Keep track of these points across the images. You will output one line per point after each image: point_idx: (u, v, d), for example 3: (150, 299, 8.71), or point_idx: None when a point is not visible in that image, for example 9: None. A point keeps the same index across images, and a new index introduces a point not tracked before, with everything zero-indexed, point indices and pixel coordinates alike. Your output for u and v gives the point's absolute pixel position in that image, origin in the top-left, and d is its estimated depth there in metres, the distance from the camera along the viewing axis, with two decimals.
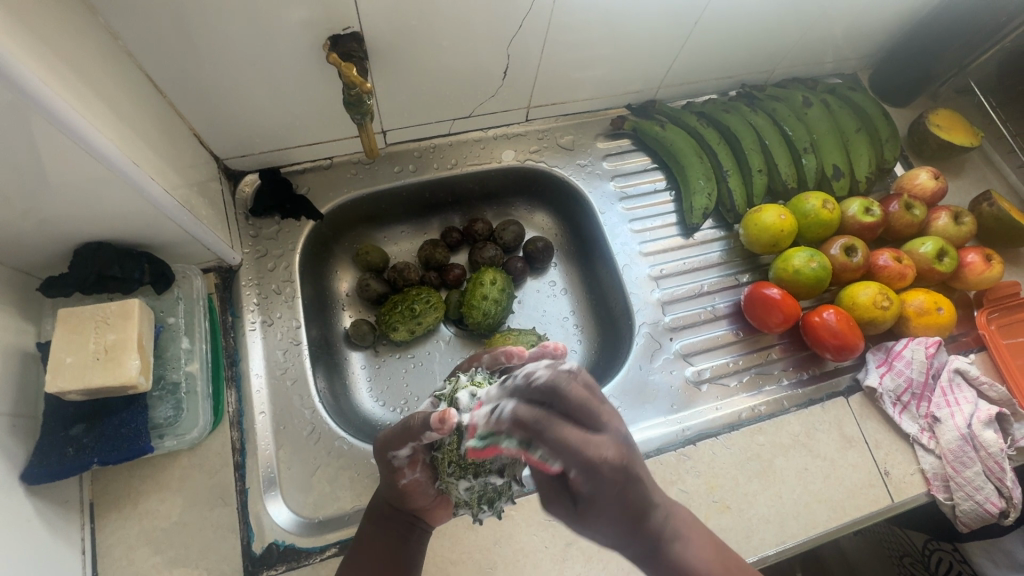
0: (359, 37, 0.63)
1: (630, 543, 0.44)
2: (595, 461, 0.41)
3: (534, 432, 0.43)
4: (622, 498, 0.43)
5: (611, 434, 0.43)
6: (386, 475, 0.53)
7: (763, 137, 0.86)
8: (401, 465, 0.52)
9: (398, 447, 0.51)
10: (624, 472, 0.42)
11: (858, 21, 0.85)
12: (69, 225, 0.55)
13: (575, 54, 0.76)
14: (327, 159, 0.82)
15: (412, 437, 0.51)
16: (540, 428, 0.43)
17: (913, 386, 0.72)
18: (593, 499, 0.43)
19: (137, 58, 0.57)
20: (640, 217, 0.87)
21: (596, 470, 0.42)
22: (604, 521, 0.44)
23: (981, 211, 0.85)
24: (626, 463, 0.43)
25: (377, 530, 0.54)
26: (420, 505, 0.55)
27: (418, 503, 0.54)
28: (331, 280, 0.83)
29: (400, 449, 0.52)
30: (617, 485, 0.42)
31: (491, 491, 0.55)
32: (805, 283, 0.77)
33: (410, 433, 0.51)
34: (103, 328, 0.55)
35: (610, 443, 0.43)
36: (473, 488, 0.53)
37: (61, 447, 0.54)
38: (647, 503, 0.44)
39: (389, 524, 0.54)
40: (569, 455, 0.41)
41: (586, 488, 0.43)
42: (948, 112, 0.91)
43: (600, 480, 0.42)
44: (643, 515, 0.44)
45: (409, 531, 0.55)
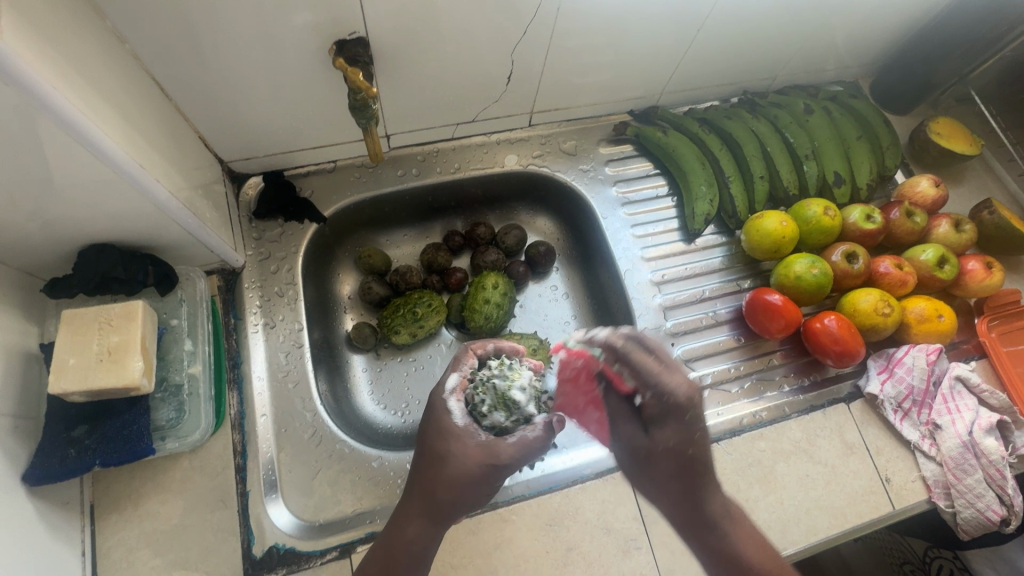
0: (364, 42, 0.63)
1: (684, 489, 0.52)
2: (672, 389, 0.53)
3: (620, 354, 0.56)
4: (682, 436, 0.52)
5: (685, 376, 0.54)
6: (479, 486, 0.52)
7: (765, 143, 0.86)
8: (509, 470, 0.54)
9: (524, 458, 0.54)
10: (691, 410, 0.52)
11: (859, 29, 0.86)
12: (74, 227, 0.55)
13: (579, 60, 0.76)
14: (330, 162, 0.82)
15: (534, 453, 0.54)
16: (625, 352, 0.56)
17: (914, 393, 0.72)
18: (661, 427, 0.54)
19: (144, 61, 0.58)
20: (642, 222, 0.87)
21: (668, 397, 0.53)
22: (666, 457, 0.53)
23: (981, 219, 0.85)
24: (695, 403, 0.53)
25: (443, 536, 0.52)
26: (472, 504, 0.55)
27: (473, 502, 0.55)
28: (333, 282, 0.84)
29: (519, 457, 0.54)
30: (684, 418, 0.53)
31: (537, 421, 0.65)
32: (806, 289, 0.77)
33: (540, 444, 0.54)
34: (106, 330, 0.55)
35: (686, 381, 0.54)
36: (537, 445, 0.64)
37: (63, 448, 0.54)
38: (704, 455, 0.53)
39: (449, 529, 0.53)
40: (647, 376, 0.54)
41: (657, 413, 0.54)
42: (948, 120, 0.92)
43: (672, 406, 0.53)
44: (700, 468, 0.52)
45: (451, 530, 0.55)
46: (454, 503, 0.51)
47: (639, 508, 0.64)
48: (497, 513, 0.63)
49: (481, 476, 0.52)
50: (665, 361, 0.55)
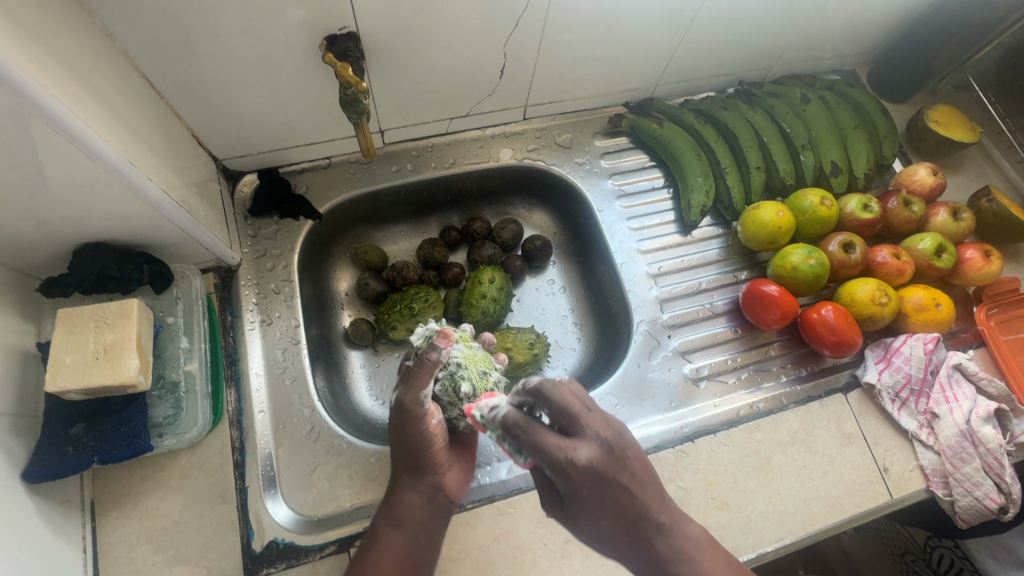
0: (355, 37, 0.63)
1: (623, 549, 0.47)
2: (564, 463, 0.46)
3: (516, 435, 0.48)
4: (597, 506, 0.46)
5: (589, 440, 0.47)
6: (411, 427, 0.55)
7: (761, 134, 0.86)
8: (424, 402, 0.55)
9: (423, 383, 0.56)
10: (595, 473, 0.46)
11: (855, 17, 0.85)
12: (69, 227, 0.55)
13: (572, 52, 0.76)
14: (326, 159, 0.82)
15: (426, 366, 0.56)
16: (520, 433, 0.48)
17: (912, 382, 0.72)
18: (574, 502, 0.47)
19: (135, 60, 0.58)
20: (639, 215, 0.87)
21: (567, 475, 0.46)
22: (593, 524, 0.47)
23: (980, 207, 0.84)
24: (603, 468, 0.46)
25: (419, 496, 0.54)
26: (440, 463, 0.56)
27: (441, 461, 0.56)
28: (330, 279, 0.84)
29: (425, 387, 0.56)
30: (597, 483, 0.46)
31: (485, 385, 0.60)
32: (802, 280, 0.77)
33: (429, 368, 0.56)
34: (102, 328, 0.56)
35: (587, 448, 0.47)
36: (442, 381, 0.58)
37: (62, 446, 0.54)
38: (632, 513, 0.46)
39: (429, 493, 0.54)
40: (543, 457, 0.47)
41: (565, 488, 0.47)
42: (946, 107, 0.91)
43: (572, 481, 0.46)
44: (632, 525, 0.46)
45: (448, 501, 0.55)
46: (404, 455, 0.55)
47: None
48: (494, 506, 0.63)
49: (404, 421, 0.55)
50: (570, 419, 0.49)
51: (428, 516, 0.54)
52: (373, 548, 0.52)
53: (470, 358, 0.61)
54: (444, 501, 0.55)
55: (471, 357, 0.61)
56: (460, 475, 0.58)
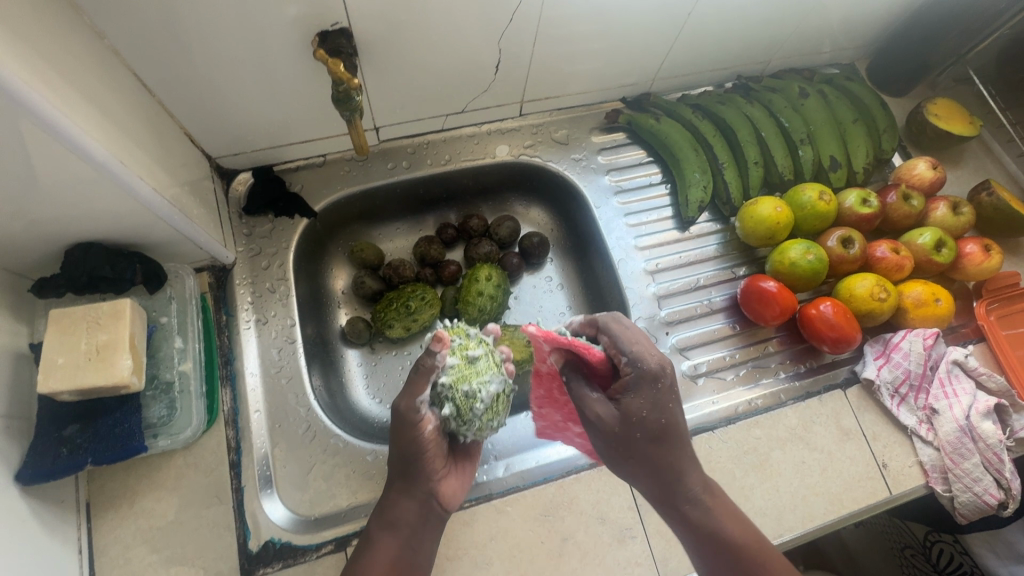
0: (347, 33, 0.62)
1: (659, 463, 0.51)
2: (647, 355, 0.52)
3: (602, 328, 0.56)
4: (655, 403, 0.51)
5: (663, 350, 0.55)
6: (406, 437, 0.54)
7: (759, 129, 0.85)
8: (419, 411, 0.54)
9: (421, 389, 0.53)
10: (667, 372, 0.52)
11: (854, 10, 0.84)
12: (59, 227, 0.55)
13: (568, 47, 0.75)
14: (320, 157, 0.81)
15: (423, 376, 0.54)
16: (608, 325, 0.56)
17: (911, 377, 0.71)
18: (632, 398, 0.52)
19: (126, 58, 0.57)
20: (636, 211, 0.86)
21: (639, 363, 0.52)
22: (637, 431, 0.51)
23: (980, 201, 0.84)
24: (673, 372, 0.53)
25: (413, 502, 0.54)
26: (437, 471, 0.56)
27: (438, 470, 0.56)
28: (326, 277, 0.83)
29: (423, 392, 0.54)
30: (667, 377, 0.52)
31: (468, 404, 0.55)
32: (801, 276, 0.76)
33: (426, 373, 0.54)
34: (94, 329, 0.55)
35: (660, 353, 0.54)
36: (434, 400, 0.55)
37: (55, 447, 0.54)
38: (676, 422, 0.52)
39: (424, 499, 0.55)
40: (625, 345, 0.53)
41: (631, 382, 0.52)
42: (946, 101, 0.90)
43: (645, 372, 0.52)
44: (676, 438, 0.52)
45: (441, 509, 0.56)
46: (400, 461, 0.55)
47: (634, 498, 0.64)
48: (491, 505, 0.63)
49: (399, 430, 0.54)
50: (649, 335, 0.56)
51: (422, 522, 0.54)
52: (369, 548, 0.52)
53: (460, 370, 0.56)
54: (437, 508, 0.55)
55: (460, 372, 0.56)
56: (456, 485, 0.58)
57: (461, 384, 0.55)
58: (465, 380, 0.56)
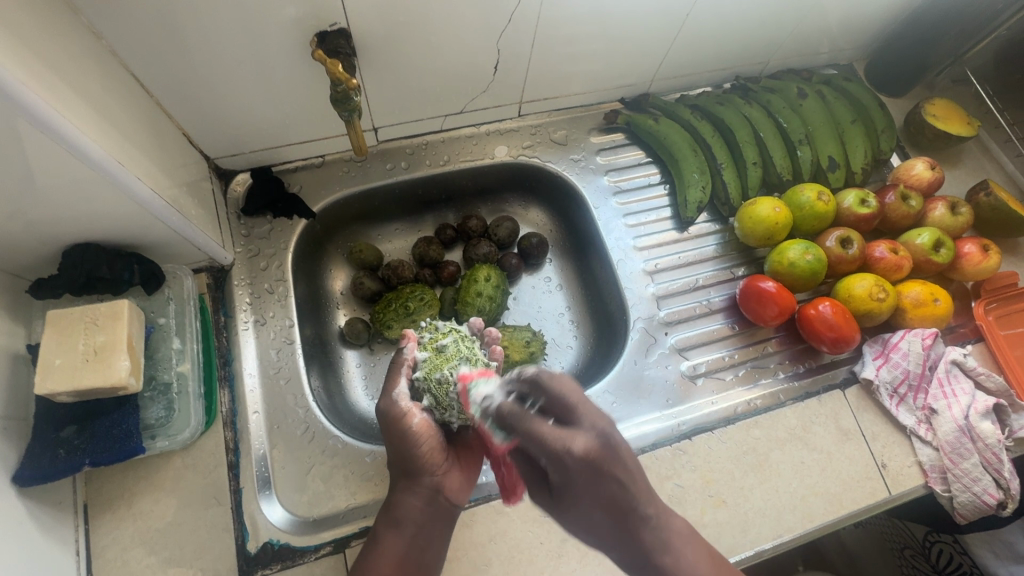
0: (346, 33, 0.62)
1: (614, 540, 0.47)
2: (562, 454, 0.45)
3: (511, 424, 0.48)
4: (593, 497, 0.45)
5: (585, 433, 0.46)
6: (395, 433, 0.55)
7: (758, 129, 0.85)
8: (403, 403, 0.55)
9: (395, 382, 0.57)
10: (593, 466, 0.45)
11: (852, 11, 0.84)
12: (57, 228, 0.54)
13: (567, 48, 0.75)
14: (319, 157, 0.81)
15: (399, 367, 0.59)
16: (515, 421, 0.48)
17: (910, 378, 0.71)
18: (567, 494, 0.47)
19: (123, 59, 0.57)
20: (635, 211, 0.86)
21: (559, 466, 0.45)
22: (585, 514, 0.46)
23: (978, 201, 0.84)
24: (602, 460, 0.45)
25: (417, 497, 0.54)
26: (437, 466, 0.56)
27: (439, 465, 0.56)
28: (325, 278, 0.83)
29: (399, 385, 0.57)
30: (591, 475, 0.45)
31: (443, 390, 0.55)
32: (799, 276, 0.76)
33: (397, 367, 0.59)
34: (92, 330, 0.55)
35: (582, 439, 0.46)
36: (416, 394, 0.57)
37: (52, 449, 0.54)
38: (619, 505, 0.45)
39: (428, 495, 0.54)
40: (538, 446, 0.46)
41: (559, 480, 0.46)
42: (944, 101, 0.90)
43: (566, 470, 0.45)
44: (625, 517, 0.45)
45: (448, 504, 0.55)
46: (398, 459, 0.55)
47: None
48: (490, 506, 0.63)
49: (388, 427, 0.55)
50: (569, 410, 0.49)
51: (427, 517, 0.54)
52: (376, 550, 0.52)
53: (432, 361, 0.57)
54: (442, 502, 0.55)
55: (431, 363, 0.57)
56: (460, 479, 0.58)
57: (434, 372, 0.56)
58: (436, 369, 0.56)
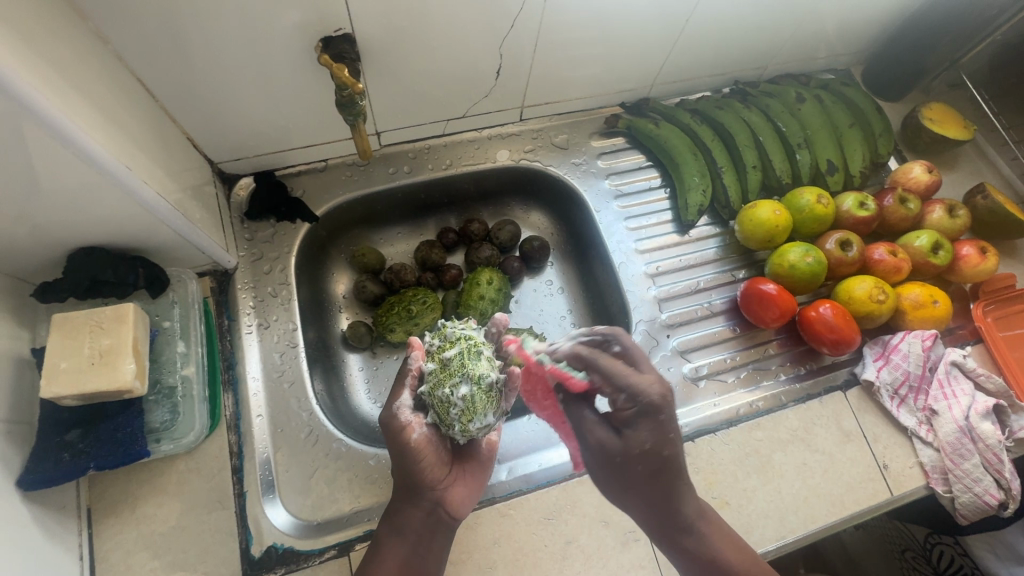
0: (350, 38, 0.63)
1: (655, 493, 0.56)
2: (641, 390, 0.54)
3: (586, 361, 0.59)
4: (656, 439, 0.54)
5: (657, 375, 0.56)
6: (396, 444, 0.55)
7: (757, 133, 0.86)
8: (404, 416, 0.55)
9: (398, 394, 0.57)
10: (663, 409, 0.54)
11: (849, 16, 0.85)
12: (63, 231, 0.55)
13: (568, 53, 0.76)
14: (322, 161, 0.82)
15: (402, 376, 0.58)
16: (592, 359, 0.59)
17: (910, 379, 0.72)
18: (631, 433, 0.56)
19: (130, 64, 0.57)
20: (636, 215, 0.87)
21: (636, 399, 0.55)
22: (637, 466, 0.56)
23: (975, 204, 0.85)
24: (668, 403, 0.55)
25: (418, 509, 0.55)
26: (438, 480, 0.56)
27: (440, 479, 0.56)
28: (327, 281, 0.83)
29: (402, 397, 0.56)
30: (653, 413, 0.54)
31: (444, 408, 0.53)
32: (800, 278, 0.77)
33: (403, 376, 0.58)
34: (98, 333, 0.55)
35: (654, 380, 0.56)
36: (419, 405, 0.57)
37: (56, 453, 0.54)
38: (675, 456, 0.55)
39: (428, 508, 0.55)
40: (619, 380, 0.56)
41: (632, 416, 0.55)
42: (940, 105, 0.91)
43: (644, 407, 0.55)
44: (672, 469, 0.55)
45: (449, 517, 0.56)
46: (399, 472, 0.56)
47: None
48: (494, 509, 0.63)
49: (389, 437, 0.56)
50: (638, 363, 0.58)
51: (428, 528, 0.55)
52: (379, 556, 0.53)
53: (436, 375, 0.55)
54: (442, 515, 0.56)
55: (435, 377, 0.55)
56: (464, 492, 0.58)
57: (438, 388, 0.54)
58: (440, 384, 0.54)
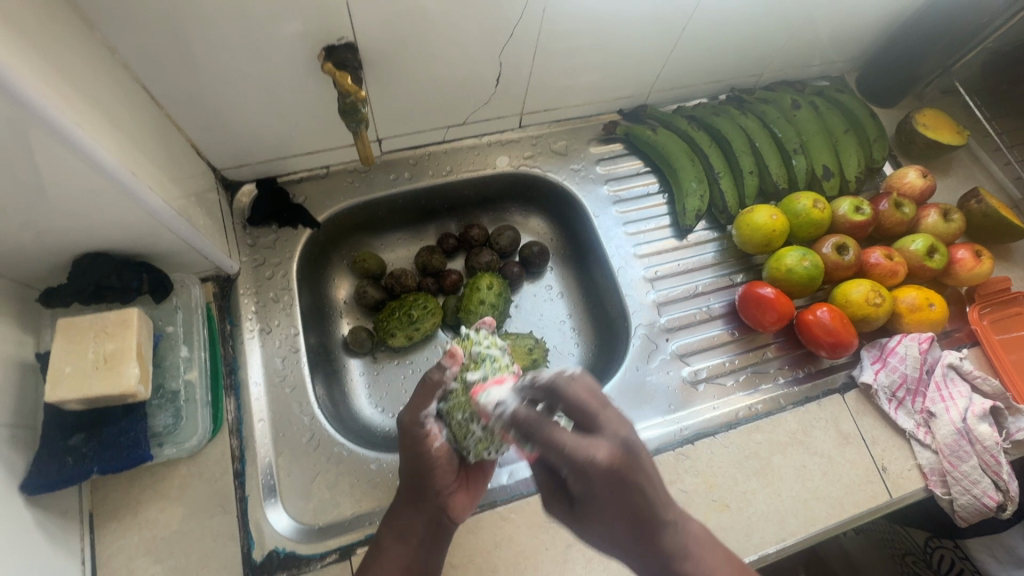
0: (353, 47, 0.64)
1: (634, 549, 0.46)
2: (585, 462, 0.44)
3: (529, 432, 0.46)
4: (616, 501, 0.45)
5: (606, 439, 0.45)
6: (413, 450, 0.54)
7: (753, 139, 0.87)
8: (425, 425, 0.54)
9: (422, 404, 0.54)
10: (619, 474, 0.44)
11: (842, 24, 0.87)
12: (67, 237, 0.55)
13: (567, 61, 0.77)
14: (324, 168, 0.82)
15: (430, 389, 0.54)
16: (534, 429, 0.46)
17: (908, 382, 0.72)
18: (587, 502, 0.46)
19: (135, 72, 0.58)
20: (635, 220, 0.87)
21: (582, 471, 0.44)
22: (604, 525, 0.46)
23: (969, 208, 0.85)
24: (626, 467, 0.44)
25: (423, 514, 0.55)
26: (447, 487, 0.57)
27: (448, 485, 0.57)
28: (329, 287, 0.84)
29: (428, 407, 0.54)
30: (614, 484, 0.44)
31: (462, 432, 0.54)
32: (798, 282, 0.78)
33: (430, 387, 0.54)
34: (102, 338, 0.55)
35: (605, 444, 0.45)
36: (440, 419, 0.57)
37: (60, 457, 0.54)
38: (646, 515, 0.45)
39: (433, 512, 0.56)
40: (559, 455, 0.44)
41: (582, 488, 0.45)
42: (933, 111, 0.93)
43: (593, 478, 0.44)
44: (644, 532, 0.45)
45: (449, 522, 0.57)
46: (411, 476, 0.55)
47: None
48: (495, 512, 0.63)
49: (405, 443, 0.55)
50: (588, 416, 0.47)
51: (429, 532, 0.55)
52: (379, 556, 0.54)
53: (457, 398, 0.55)
54: (444, 520, 0.56)
55: (456, 399, 0.55)
56: (465, 499, 0.59)
57: (458, 411, 0.54)
58: (459, 409, 0.54)
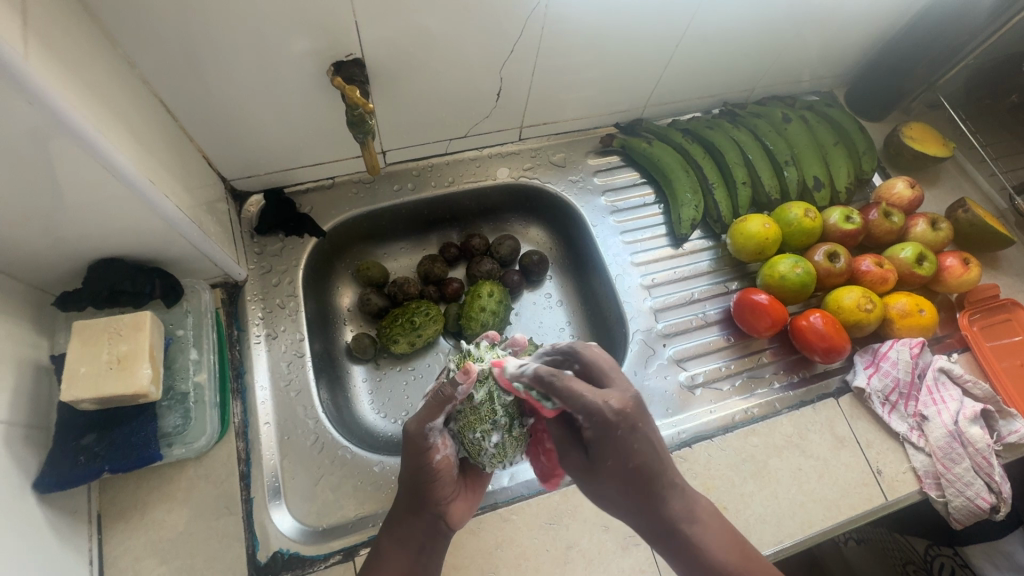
0: (360, 62, 0.67)
1: (639, 500, 0.51)
2: (601, 407, 0.50)
3: (548, 386, 0.50)
4: (621, 446, 0.51)
5: (618, 390, 0.52)
6: (417, 458, 0.55)
7: (746, 151, 0.90)
8: (430, 435, 0.55)
9: (431, 415, 0.55)
10: (626, 420, 0.51)
11: (830, 42, 0.90)
12: (83, 244, 0.57)
13: (566, 76, 0.80)
14: (330, 179, 0.85)
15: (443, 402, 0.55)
16: (553, 381, 0.50)
17: (900, 386, 0.74)
18: (597, 451, 0.52)
19: (154, 86, 0.61)
20: (631, 229, 0.90)
21: (596, 417, 0.50)
22: (613, 473, 0.52)
23: (956, 217, 0.88)
24: (631, 415, 0.51)
25: (422, 521, 0.56)
26: (446, 495, 0.57)
27: (448, 493, 0.57)
28: (333, 294, 0.86)
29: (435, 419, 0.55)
30: (624, 429, 0.51)
31: (475, 448, 0.57)
32: (791, 289, 0.80)
33: (441, 401, 0.55)
34: (116, 340, 0.57)
35: (616, 396, 0.52)
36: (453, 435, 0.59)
37: (73, 456, 0.56)
38: (650, 467, 0.51)
39: (432, 520, 0.56)
40: (578, 404, 0.50)
41: (595, 434, 0.51)
42: (919, 124, 0.96)
43: (606, 424, 0.50)
44: (651, 479, 0.51)
45: (448, 529, 0.57)
46: (411, 484, 0.56)
47: None
48: (497, 513, 0.64)
49: (409, 451, 0.56)
50: (601, 374, 0.54)
51: (430, 538, 0.56)
52: (378, 565, 0.54)
53: (465, 418, 0.57)
54: (443, 528, 0.57)
55: (466, 419, 0.57)
56: (464, 507, 0.59)
57: (468, 430, 0.57)
58: (470, 428, 0.56)
